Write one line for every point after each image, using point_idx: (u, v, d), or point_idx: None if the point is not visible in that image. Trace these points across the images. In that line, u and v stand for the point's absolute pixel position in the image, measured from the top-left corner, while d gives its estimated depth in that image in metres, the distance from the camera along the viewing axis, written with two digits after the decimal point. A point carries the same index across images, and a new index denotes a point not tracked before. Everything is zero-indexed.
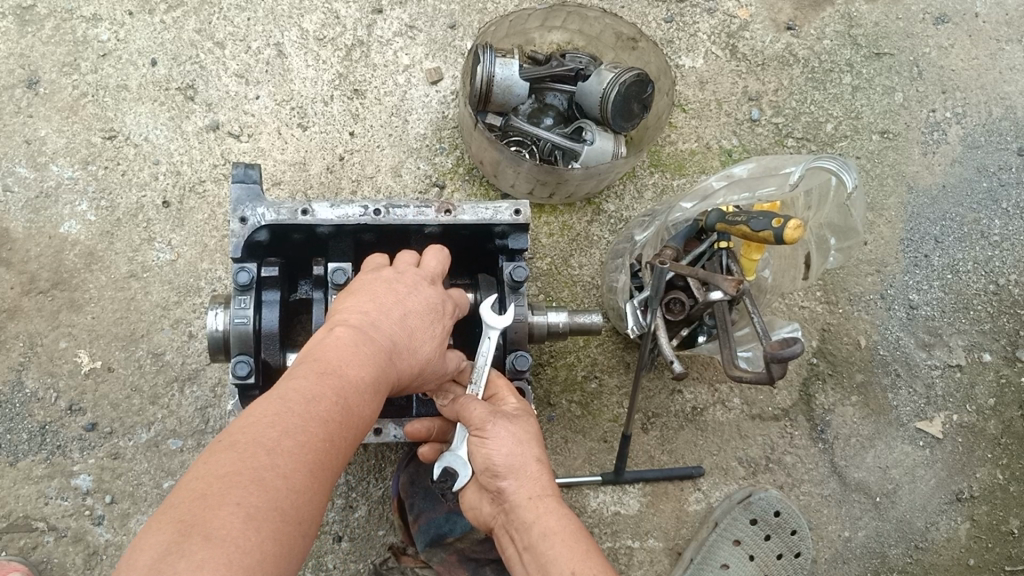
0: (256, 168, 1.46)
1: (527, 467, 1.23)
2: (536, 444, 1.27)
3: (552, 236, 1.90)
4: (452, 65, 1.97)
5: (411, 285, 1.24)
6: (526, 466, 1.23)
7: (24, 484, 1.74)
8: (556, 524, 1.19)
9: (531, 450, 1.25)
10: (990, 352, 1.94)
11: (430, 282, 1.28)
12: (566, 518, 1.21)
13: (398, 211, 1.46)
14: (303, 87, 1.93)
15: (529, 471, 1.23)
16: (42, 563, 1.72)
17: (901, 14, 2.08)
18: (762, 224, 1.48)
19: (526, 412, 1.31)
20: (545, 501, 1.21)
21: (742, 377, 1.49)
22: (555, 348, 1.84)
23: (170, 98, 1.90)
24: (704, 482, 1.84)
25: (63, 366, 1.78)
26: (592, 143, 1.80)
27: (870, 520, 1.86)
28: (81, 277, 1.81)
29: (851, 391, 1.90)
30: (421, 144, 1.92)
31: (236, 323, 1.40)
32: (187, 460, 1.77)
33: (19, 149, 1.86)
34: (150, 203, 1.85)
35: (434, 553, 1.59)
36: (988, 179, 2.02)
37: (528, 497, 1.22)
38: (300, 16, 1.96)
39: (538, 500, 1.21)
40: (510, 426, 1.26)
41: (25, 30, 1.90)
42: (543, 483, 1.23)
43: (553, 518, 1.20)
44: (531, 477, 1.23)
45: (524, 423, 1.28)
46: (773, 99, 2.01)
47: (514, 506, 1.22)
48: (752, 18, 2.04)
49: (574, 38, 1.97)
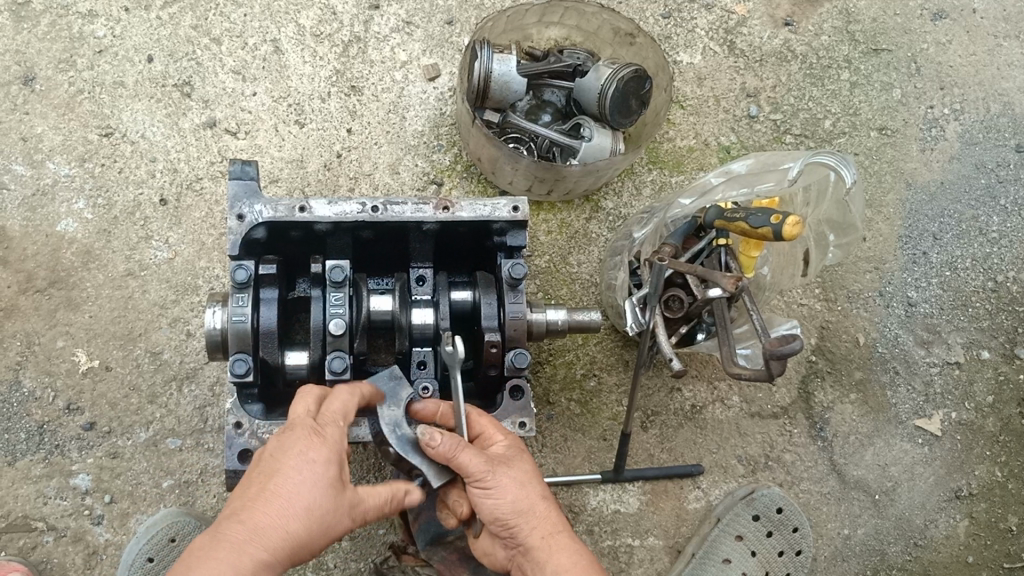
0: (253, 164, 1.45)
1: (536, 508, 1.31)
2: (537, 477, 1.34)
3: (550, 234, 1.90)
4: (449, 62, 1.96)
5: (274, 442, 1.23)
6: (537, 505, 1.32)
7: (23, 484, 1.74)
8: (566, 562, 1.32)
9: (535, 490, 1.32)
10: (988, 349, 1.94)
11: (298, 422, 1.25)
12: (577, 553, 1.34)
13: (396, 208, 1.45)
14: (300, 83, 1.92)
15: (539, 510, 1.32)
16: (42, 563, 1.71)
17: (899, 9, 2.08)
18: (761, 220, 1.47)
19: (521, 448, 1.35)
20: (561, 538, 1.33)
21: (742, 374, 1.50)
22: (554, 346, 1.83)
23: (166, 95, 1.89)
24: (704, 480, 1.84)
25: (61, 366, 1.78)
26: (590, 140, 1.79)
27: (869, 518, 1.87)
28: (78, 275, 1.80)
29: (850, 389, 1.90)
30: (418, 142, 1.91)
31: (233, 321, 1.39)
32: (186, 460, 1.76)
33: (15, 146, 1.85)
34: (146, 201, 1.84)
35: (434, 552, 1.57)
36: (986, 176, 2.02)
37: (540, 537, 1.32)
38: (297, 12, 1.95)
39: (550, 538, 1.32)
40: (513, 472, 1.30)
41: (21, 27, 1.89)
42: (555, 520, 1.34)
43: (566, 554, 1.33)
44: (544, 516, 1.32)
45: (523, 463, 1.33)
46: (771, 96, 2.00)
47: (528, 548, 1.32)
48: (750, 14, 2.04)
49: (571, 34, 1.95)
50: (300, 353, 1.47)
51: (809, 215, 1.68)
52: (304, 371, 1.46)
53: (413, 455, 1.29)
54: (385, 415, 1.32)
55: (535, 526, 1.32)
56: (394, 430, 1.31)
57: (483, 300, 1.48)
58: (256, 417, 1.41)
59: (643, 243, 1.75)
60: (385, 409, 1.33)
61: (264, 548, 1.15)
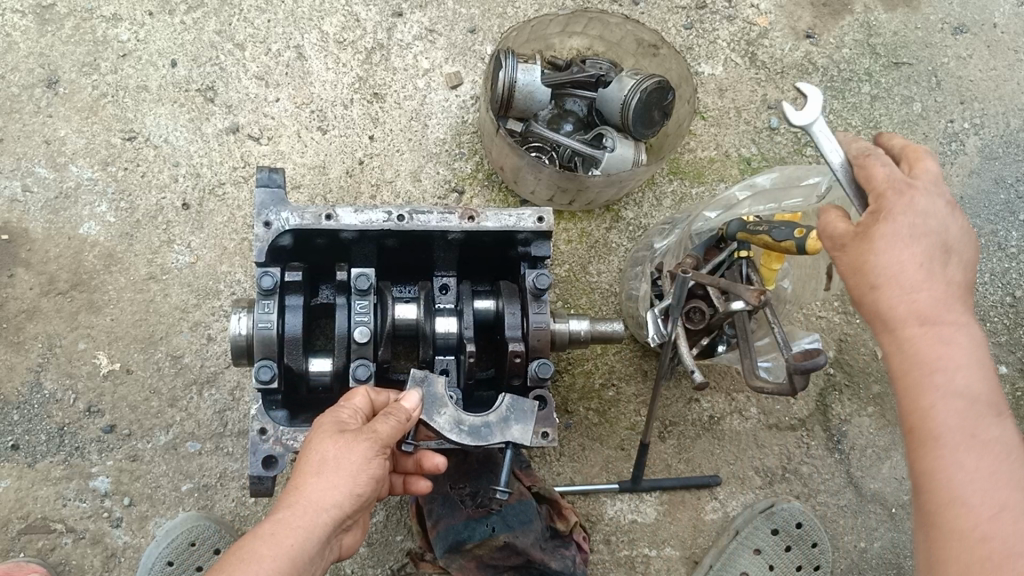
0: (280, 172, 1.45)
1: (917, 302, 1.17)
2: (905, 264, 1.18)
3: (570, 243, 1.90)
4: (471, 70, 1.96)
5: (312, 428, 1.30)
6: (944, 302, 1.18)
7: (43, 485, 1.74)
8: (953, 356, 1.15)
9: (948, 299, 1.18)
10: (1005, 364, 1.95)
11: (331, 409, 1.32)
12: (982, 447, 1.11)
13: (422, 217, 1.44)
14: (323, 90, 1.92)
15: (959, 312, 1.18)
16: (60, 565, 1.72)
17: (920, 23, 2.08)
18: (784, 234, 1.47)
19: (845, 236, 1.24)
20: (969, 353, 1.16)
21: (761, 386, 1.49)
22: (572, 356, 1.84)
23: (190, 99, 1.90)
24: (721, 491, 1.85)
25: (83, 368, 1.78)
26: (613, 150, 1.79)
27: (886, 531, 1.87)
28: (101, 278, 1.81)
29: (867, 402, 1.90)
30: (440, 149, 1.92)
31: (259, 328, 1.40)
32: (205, 463, 1.76)
33: (39, 149, 1.86)
34: (169, 205, 1.85)
35: (452, 559, 1.58)
36: (1006, 191, 2.02)
37: (945, 353, 1.16)
38: (321, 18, 1.95)
39: (929, 331, 1.17)
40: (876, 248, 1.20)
41: (45, 30, 1.90)
42: (954, 313, 1.18)
43: (955, 353, 1.16)
44: (942, 306, 1.17)
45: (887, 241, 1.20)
46: (792, 108, 2.01)
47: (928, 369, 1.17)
48: (772, 25, 2.04)
49: (593, 44, 1.97)
50: (324, 360, 1.47)
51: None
52: (328, 378, 1.46)
53: (494, 436, 1.35)
54: (442, 423, 1.34)
55: (956, 356, 1.15)
56: (459, 429, 1.34)
57: (506, 310, 1.49)
58: (281, 423, 1.39)
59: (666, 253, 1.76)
60: (436, 417, 1.34)
61: (285, 503, 1.17)
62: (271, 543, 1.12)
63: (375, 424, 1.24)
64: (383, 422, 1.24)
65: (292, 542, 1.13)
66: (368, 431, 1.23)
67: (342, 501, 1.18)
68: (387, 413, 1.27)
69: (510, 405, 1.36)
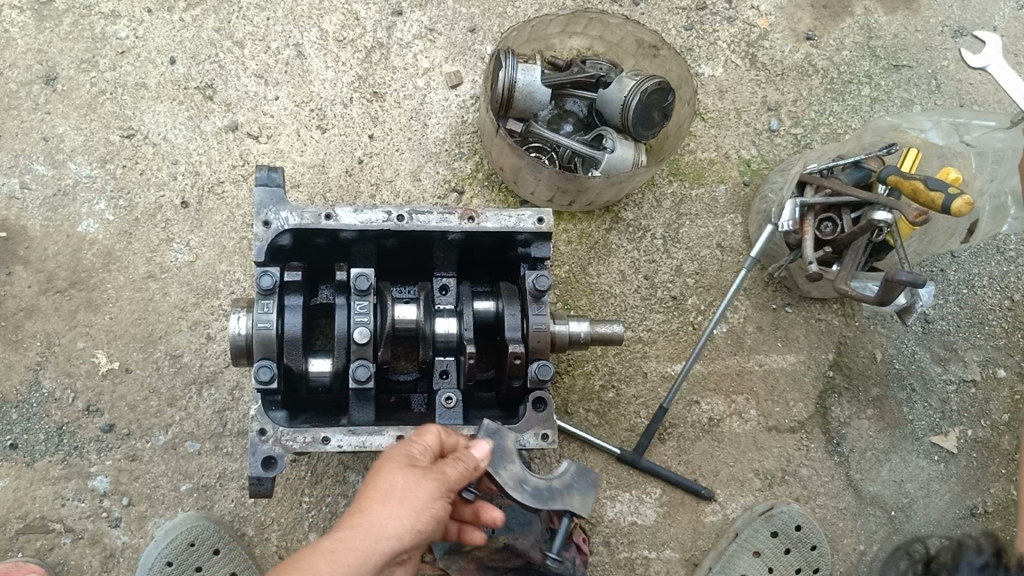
0: (279, 171, 1.44)
1: None
2: None
3: (570, 244, 1.90)
4: (472, 69, 1.96)
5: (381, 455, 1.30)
6: None
7: (41, 485, 1.74)
8: None
9: None
10: (1004, 368, 1.96)
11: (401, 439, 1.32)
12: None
13: (421, 217, 1.44)
14: (322, 88, 1.92)
15: None
16: (59, 565, 1.72)
17: (920, 26, 2.08)
18: (938, 185, 1.54)
19: None
20: None
21: (850, 291, 1.66)
22: (572, 356, 1.84)
23: (189, 97, 1.89)
24: (720, 494, 1.85)
25: (81, 367, 1.78)
26: (613, 151, 1.79)
27: (885, 534, 1.87)
28: (99, 277, 1.81)
29: (867, 405, 1.90)
30: (440, 149, 1.91)
31: (259, 328, 1.39)
32: (204, 463, 1.76)
33: (37, 146, 1.85)
34: (169, 204, 1.84)
35: (452, 560, 1.60)
36: None
37: None
38: (320, 16, 1.95)
39: None
40: None
41: (43, 26, 1.89)
42: None
43: None
44: None
45: None
46: (792, 109, 2.01)
47: None
48: (772, 27, 2.04)
49: (594, 44, 1.96)
50: (324, 360, 1.47)
51: (990, 186, 1.84)
52: (328, 378, 1.46)
53: (555, 500, 1.34)
54: (506, 479, 1.33)
55: None
56: (522, 488, 1.33)
57: (506, 311, 1.49)
58: (280, 423, 1.38)
59: (826, 171, 1.75)
60: (501, 471, 1.33)
61: (348, 524, 1.16)
62: (327, 560, 1.11)
63: (444, 466, 1.25)
64: (453, 467, 1.25)
65: (347, 564, 1.12)
66: (438, 471, 1.23)
67: (402, 534, 1.17)
68: (457, 457, 1.28)
69: (575, 472, 1.37)
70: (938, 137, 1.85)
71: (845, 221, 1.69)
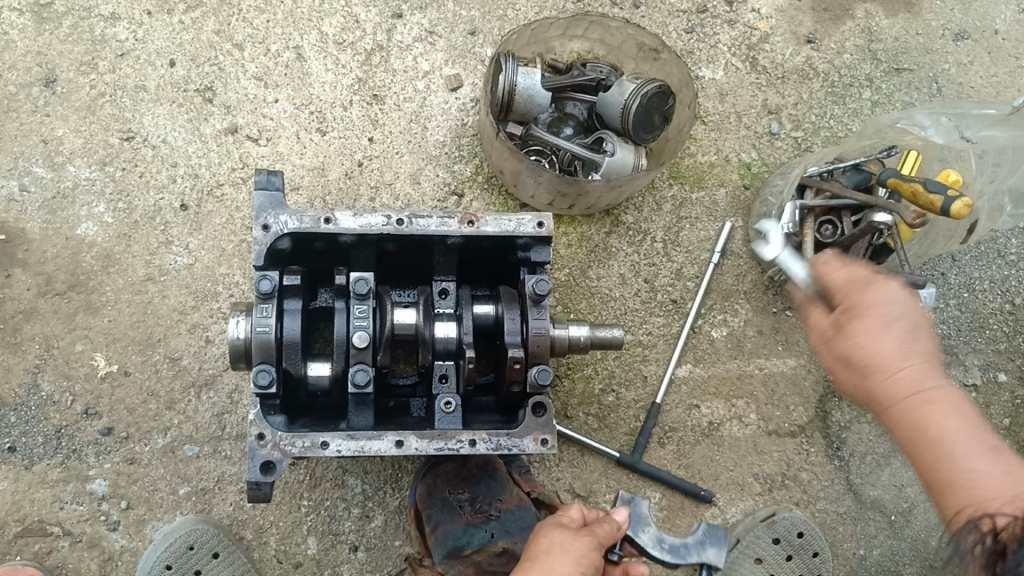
0: (279, 175, 1.44)
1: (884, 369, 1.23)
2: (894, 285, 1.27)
3: (570, 247, 1.90)
4: (472, 72, 1.95)
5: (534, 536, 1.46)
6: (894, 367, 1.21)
7: (39, 488, 1.73)
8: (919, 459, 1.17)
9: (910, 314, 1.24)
10: (1005, 372, 1.95)
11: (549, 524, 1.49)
12: (960, 428, 1.16)
13: (421, 221, 1.44)
14: (322, 91, 1.92)
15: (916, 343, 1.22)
16: (57, 568, 1.71)
17: (921, 29, 2.08)
18: (937, 188, 1.54)
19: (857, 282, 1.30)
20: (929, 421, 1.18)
21: None
22: (572, 360, 1.84)
23: (188, 99, 1.89)
24: (720, 498, 1.84)
25: (80, 370, 1.77)
26: (613, 155, 1.78)
27: (885, 539, 1.87)
28: (98, 279, 1.80)
29: (867, 409, 1.90)
30: (440, 152, 1.91)
31: (257, 332, 1.39)
32: (203, 467, 1.76)
33: (36, 149, 1.85)
34: (168, 206, 1.84)
35: (451, 565, 1.55)
36: None
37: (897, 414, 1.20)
38: (320, 19, 1.94)
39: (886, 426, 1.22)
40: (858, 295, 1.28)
41: (43, 28, 1.89)
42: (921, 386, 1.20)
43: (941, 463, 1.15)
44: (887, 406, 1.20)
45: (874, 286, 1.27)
46: (792, 113, 2.01)
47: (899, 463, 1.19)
48: (773, 30, 2.04)
49: (594, 47, 1.96)
50: (323, 364, 1.46)
51: (992, 186, 1.83)
52: (327, 382, 1.46)
53: (691, 556, 1.63)
54: (649, 544, 1.52)
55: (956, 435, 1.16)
56: (660, 547, 1.58)
57: (505, 315, 1.48)
58: (279, 428, 1.38)
59: (826, 174, 1.75)
60: None
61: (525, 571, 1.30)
62: None
63: (595, 527, 1.42)
64: (603, 527, 1.42)
65: None
66: (590, 531, 1.40)
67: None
68: (602, 522, 1.45)
69: (707, 531, 1.66)
70: (940, 136, 1.83)
71: (845, 224, 1.69)
